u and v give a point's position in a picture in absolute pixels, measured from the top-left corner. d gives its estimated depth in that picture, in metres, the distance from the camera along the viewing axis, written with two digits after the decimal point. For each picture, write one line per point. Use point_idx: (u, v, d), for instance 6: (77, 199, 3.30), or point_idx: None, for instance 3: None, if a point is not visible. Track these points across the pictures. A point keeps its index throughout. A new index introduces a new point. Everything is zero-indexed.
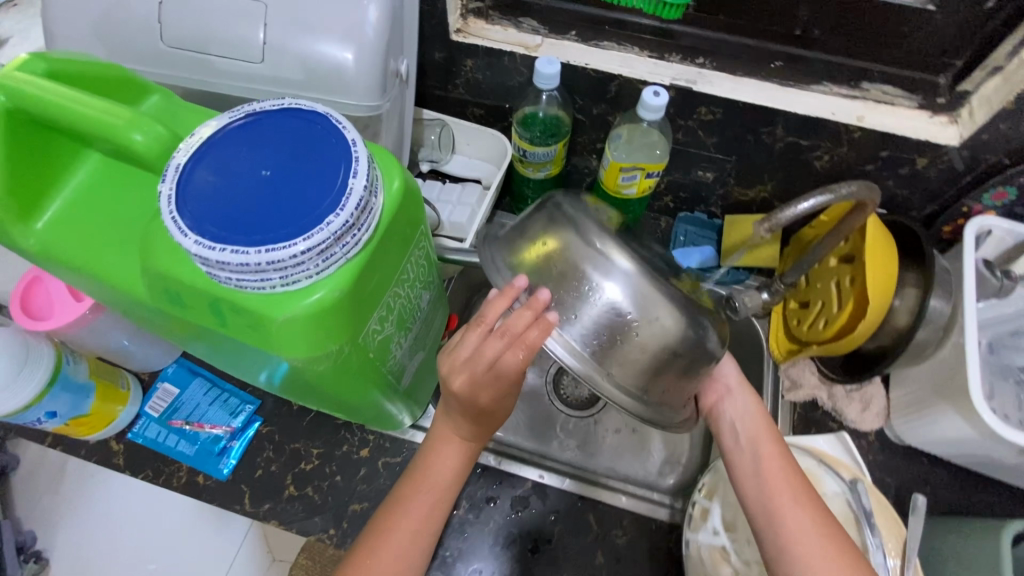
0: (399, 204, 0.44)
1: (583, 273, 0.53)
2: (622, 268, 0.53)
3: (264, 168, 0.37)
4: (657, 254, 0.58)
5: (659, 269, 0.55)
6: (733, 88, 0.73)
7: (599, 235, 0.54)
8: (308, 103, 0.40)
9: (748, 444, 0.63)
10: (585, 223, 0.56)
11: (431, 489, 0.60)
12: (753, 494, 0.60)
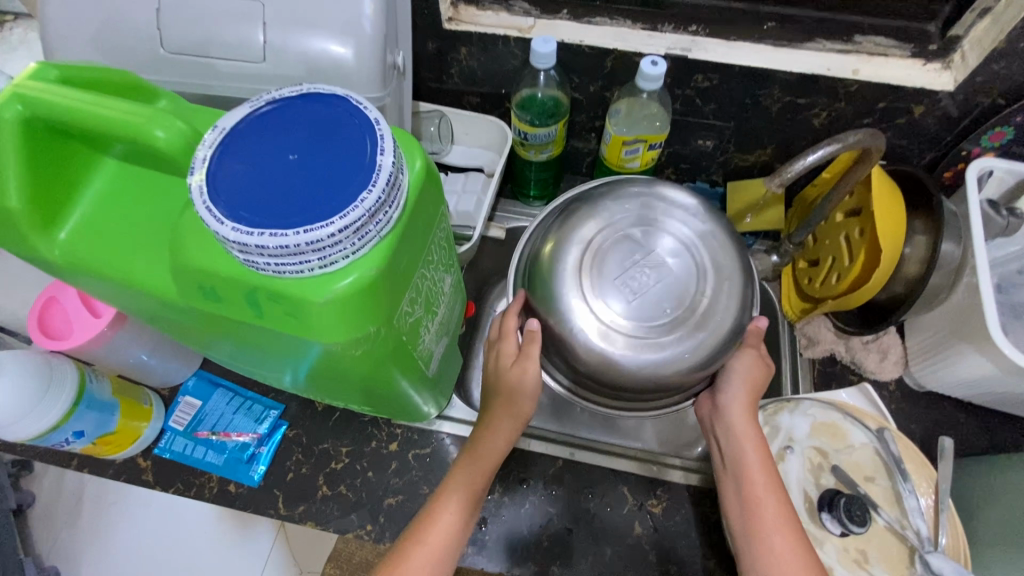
0: (423, 182, 0.44)
1: (550, 281, 0.64)
2: (581, 285, 0.61)
3: (292, 152, 0.38)
4: (657, 266, 0.62)
5: (627, 289, 0.61)
6: (727, 52, 0.74)
7: (584, 244, 0.63)
8: (327, 87, 0.40)
9: (733, 468, 0.63)
10: (581, 233, 0.64)
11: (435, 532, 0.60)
12: (738, 521, 0.61)
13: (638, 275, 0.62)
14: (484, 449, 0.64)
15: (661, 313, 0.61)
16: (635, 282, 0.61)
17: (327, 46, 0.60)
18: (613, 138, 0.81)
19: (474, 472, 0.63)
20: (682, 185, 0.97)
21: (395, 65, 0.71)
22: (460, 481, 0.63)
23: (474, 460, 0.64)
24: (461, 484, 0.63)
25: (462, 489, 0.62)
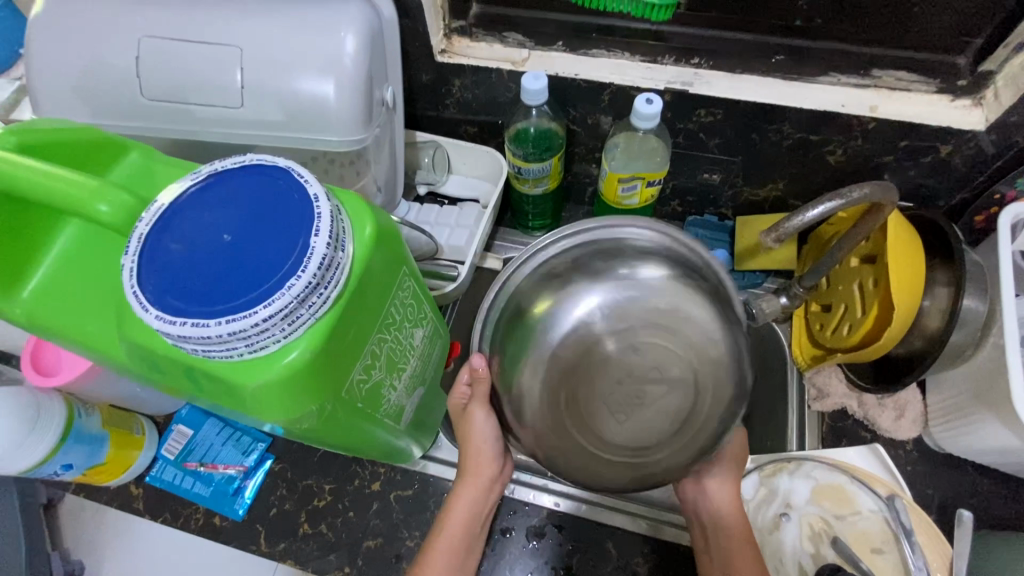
0: (373, 251, 0.42)
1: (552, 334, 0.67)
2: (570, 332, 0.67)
3: (227, 231, 0.36)
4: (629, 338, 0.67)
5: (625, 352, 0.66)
6: (731, 87, 0.69)
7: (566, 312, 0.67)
8: (270, 158, 0.39)
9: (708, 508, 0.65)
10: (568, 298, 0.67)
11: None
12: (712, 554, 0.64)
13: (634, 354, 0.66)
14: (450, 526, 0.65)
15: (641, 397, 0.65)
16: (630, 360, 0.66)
17: (308, 90, 0.60)
18: (609, 176, 0.77)
19: (458, 526, 0.65)
20: (689, 217, 0.92)
21: (382, 101, 0.69)
22: (445, 536, 0.64)
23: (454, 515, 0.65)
24: (444, 539, 0.64)
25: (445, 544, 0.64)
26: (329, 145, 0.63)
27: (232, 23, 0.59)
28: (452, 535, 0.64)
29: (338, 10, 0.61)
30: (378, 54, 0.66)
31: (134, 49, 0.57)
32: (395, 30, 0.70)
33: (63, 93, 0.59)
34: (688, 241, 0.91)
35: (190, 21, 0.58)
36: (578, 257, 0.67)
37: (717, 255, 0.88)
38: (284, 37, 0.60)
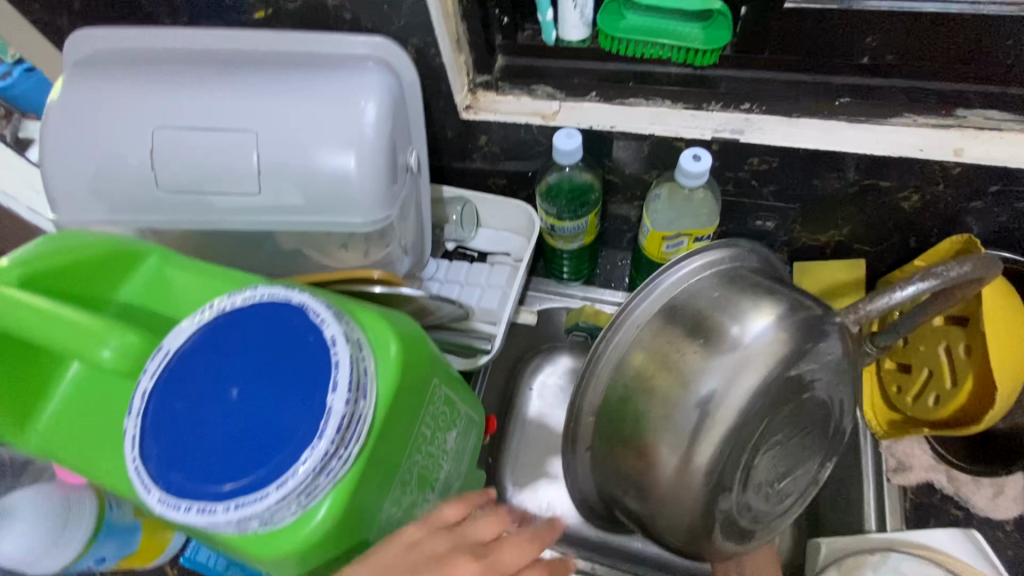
0: (400, 379, 0.37)
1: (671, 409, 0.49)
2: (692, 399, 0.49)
3: (235, 385, 0.33)
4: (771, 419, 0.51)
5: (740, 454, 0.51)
6: (788, 133, 0.63)
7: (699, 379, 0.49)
8: (283, 291, 0.35)
9: None
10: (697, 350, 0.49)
11: None
12: None
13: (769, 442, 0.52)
14: None
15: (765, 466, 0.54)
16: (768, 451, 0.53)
17: (328, 168, 0.56)
18: (650, 234, 0.71)
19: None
20: None
21: (407, 167, 0.66)
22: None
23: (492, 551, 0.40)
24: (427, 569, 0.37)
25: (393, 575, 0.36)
26: (352, 226, 0.59)
27: (247, 108, 0.56)
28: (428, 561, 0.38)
29: (358, 82, 0.58)
30: (400, 123, 0.62)
31: (149, 142, 0.55)
32: (417, 91, 0.65)
33: (78, 190, 0.57)
34: None
35: (207, 107, 0.56)
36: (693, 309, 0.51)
37: None
38: (300, 116, 0.57)
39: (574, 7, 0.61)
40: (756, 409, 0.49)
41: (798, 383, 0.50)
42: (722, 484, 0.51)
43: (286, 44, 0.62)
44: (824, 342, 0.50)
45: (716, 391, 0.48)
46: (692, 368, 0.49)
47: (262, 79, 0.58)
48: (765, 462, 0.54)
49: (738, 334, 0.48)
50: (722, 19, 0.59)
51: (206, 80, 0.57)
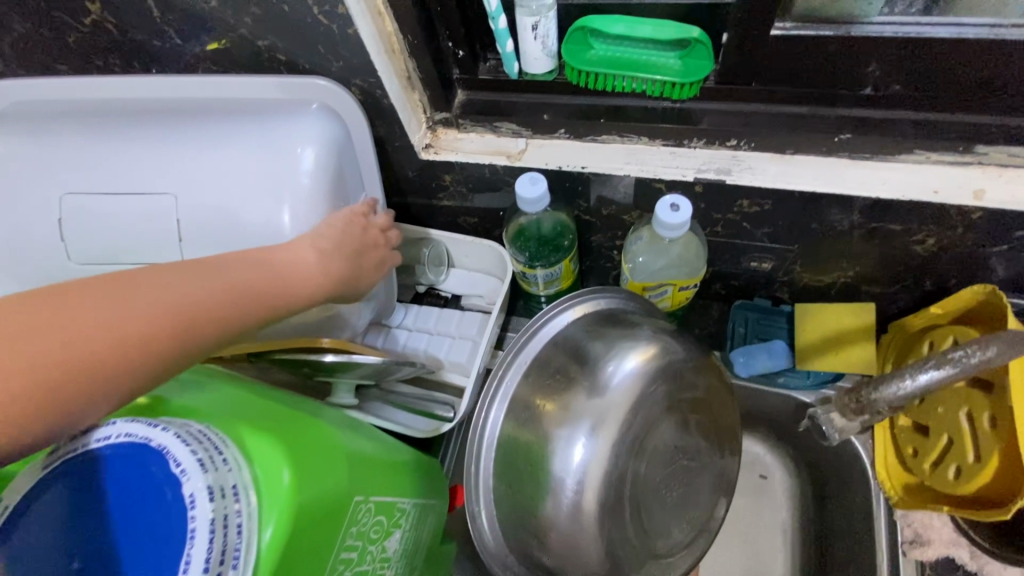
0: (297, 520, 0.31)
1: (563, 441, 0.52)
2: (581, 431, 0.52)
3: (75, 553, 0.27)
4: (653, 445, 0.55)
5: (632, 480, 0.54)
6: (782, 172, 0.55)
7: (584, 410, 0.52)
8: (142, 429, 0.29)
9: None
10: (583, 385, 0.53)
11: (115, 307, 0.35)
12: None
13: (655, 469, 0.56)
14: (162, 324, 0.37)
15: (662, 494, 0.57)
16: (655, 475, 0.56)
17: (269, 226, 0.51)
18: (629, 283, 0.65)
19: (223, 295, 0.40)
20: (736, 300, 0.77)
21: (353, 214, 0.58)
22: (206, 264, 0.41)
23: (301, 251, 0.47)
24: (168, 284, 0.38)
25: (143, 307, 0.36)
26: None
27: (162, 166, 0.51)
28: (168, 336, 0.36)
29: (290, 130, 0.52)
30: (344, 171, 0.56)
31: (56, 211, 0.51)
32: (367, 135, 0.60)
33: None
34: (736, 329, 0.76)
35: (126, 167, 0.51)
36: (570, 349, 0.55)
37: (774, 348, 0.72)
38: (230, 173, 0.51)
39: (534, 38, 0.53)
40: (633, 440, 0.53)
41: (667, 417, 0.55)
42: (617, 515, 0.53)
43: (221, 88, 0.58)
44: (684, 379, 0.56)
45: (594, 423, 0.52)
46: (574, 406, 0.52)
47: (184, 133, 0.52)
48: (658, 491, 0.56)
49: (613, 374, 0.53)
50: (700, 47, 0.51)
51: (117, 133, 0.51)
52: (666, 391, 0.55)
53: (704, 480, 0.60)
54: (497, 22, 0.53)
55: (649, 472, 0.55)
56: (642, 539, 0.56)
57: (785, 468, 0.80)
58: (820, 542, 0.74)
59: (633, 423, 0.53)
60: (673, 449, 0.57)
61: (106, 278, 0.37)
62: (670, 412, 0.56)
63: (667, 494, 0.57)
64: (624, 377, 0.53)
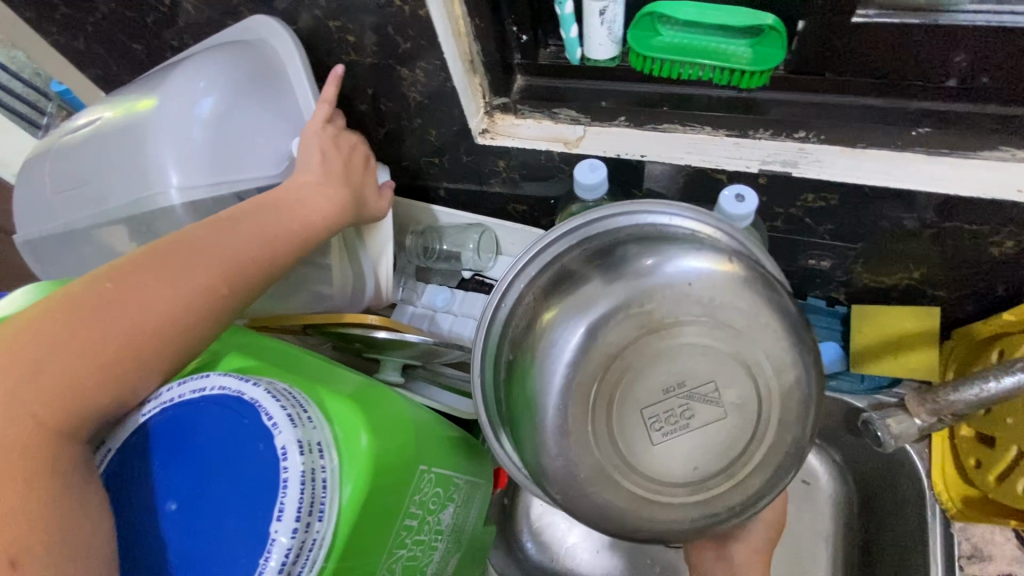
0: (372, 480, 0.32)
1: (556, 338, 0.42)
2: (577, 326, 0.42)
3: (175, 497, 0.28)
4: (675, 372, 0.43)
5: (632, 407, 0.43)
6: (850, 166, 0.54)
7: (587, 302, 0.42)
8: (237, 385, 0.30)
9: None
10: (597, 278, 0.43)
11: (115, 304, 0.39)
12: None
13: (676, 403, 0.43)
14: (149, 292, 0.40)
15: (686, 440, 0.44)
16: (675, 413, 0.43)
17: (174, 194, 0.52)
18: None
19: (179, 306, 0.40)
20: None
21: (285, 159, 0.56)
22: (142, 279, 0.40)
23: (248, 225, 0.46)
24: (109, 310, 0.39)
25: (110, 348, 0.38)
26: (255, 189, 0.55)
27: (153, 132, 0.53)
28: (115, 366, 0.38)
29: (233, 59, 0.55)
30: (250, 116, 0.55)
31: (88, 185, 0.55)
32: (277, 30, 0.57)
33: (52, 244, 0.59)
34: None
35: (79, 168, 0.56)
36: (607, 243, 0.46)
37: (826, 352, 0.70)
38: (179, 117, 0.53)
39: (600, 23, 0.53)
40: (647, 355, 0.42)
41: (707, 347, 0.42)
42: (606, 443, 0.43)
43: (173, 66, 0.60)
44: (749, 309, 0.42)
45: (602, 314, 0.42)
46: (587, 296, 0.43)
47: (104, 136, 0.56)
48: (680, 435, 0.43)
49: (653, 273, 0.42)
50: (774, 34, 0.50)
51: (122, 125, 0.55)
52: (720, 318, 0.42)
53: (769, 456, 0.44)
54: (564, 8, 0.53)
55: (665, 404, 0.43)
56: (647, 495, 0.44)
57: (831, 473, 0.78)
58: (865, 552, 0.72)
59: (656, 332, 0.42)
60: (710, 389, 0.43)
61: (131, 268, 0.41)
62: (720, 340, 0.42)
63: (699, 446, 0.44)
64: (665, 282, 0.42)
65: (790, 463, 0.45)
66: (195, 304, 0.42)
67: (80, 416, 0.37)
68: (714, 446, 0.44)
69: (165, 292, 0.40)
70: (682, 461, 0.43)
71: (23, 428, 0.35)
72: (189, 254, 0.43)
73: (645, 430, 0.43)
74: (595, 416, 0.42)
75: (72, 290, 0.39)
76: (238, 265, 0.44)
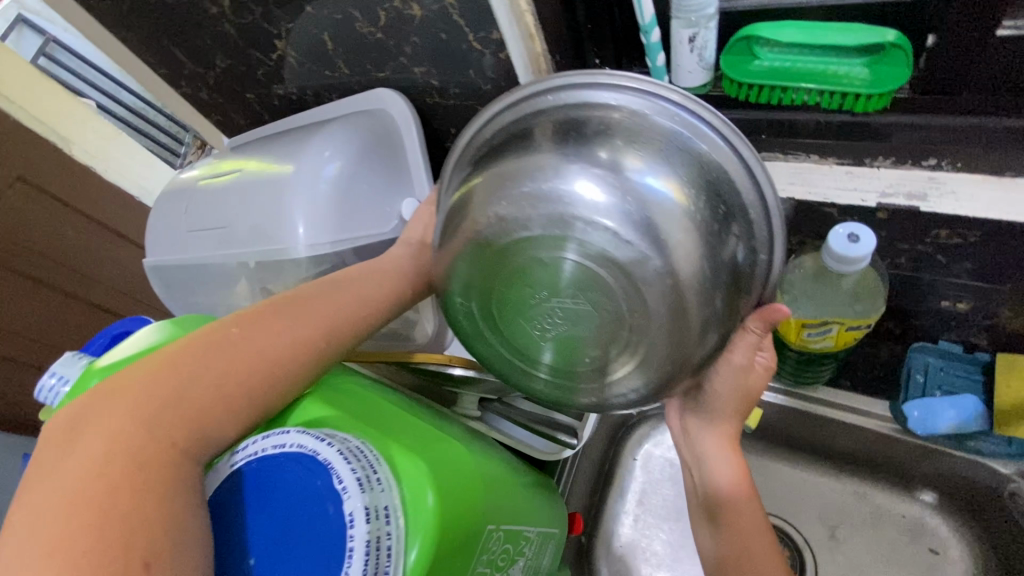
0: (437, 545, 0.32)
1: (460, 221, 0.39)
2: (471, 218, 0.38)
3: (253, 552, 0.30)
4: (567, 278, 0.36)
5: (525, 297, 0.38)
6: (997, 199, 0.46)
7: (485, 191, 0.38)
8: (312, 445, 0.31)
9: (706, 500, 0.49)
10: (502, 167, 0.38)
11: (232, 347, 0.39)
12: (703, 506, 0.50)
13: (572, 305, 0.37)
14: (256, 337, 0.40)
15: (590, 339, 0.39)
16: (569, 312, 0.38)
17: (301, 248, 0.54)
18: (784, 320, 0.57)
19: (291, 355, 0.40)
20: (914, 343, 0.65)
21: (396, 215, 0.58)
22: (260, 328, 0.41)
23: (352, 282, 0.46)
24: (228, 354, 0.39)
25: (231, 385, 0.38)
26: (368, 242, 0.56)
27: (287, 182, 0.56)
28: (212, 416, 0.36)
29: (358, 120, 0.59)
30: (368, 182, 0.57)
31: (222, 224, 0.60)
32: (394, 97, 0.60)
33: (188, 271, 0.65)
34: (912, 375, 0.64)
35: (222, 207, 0.61)
36: (531, 128, 0.40)
37: (963, 406, 0.61)
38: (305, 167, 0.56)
39: (690, 50, 0.49)
40: (535, 238, 0.36)
41: (607, 245, 0.35)
42: (501, 315, 0.41)
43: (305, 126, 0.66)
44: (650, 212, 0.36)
45: (504, 182, 0.37)
46: (489, 178, 0.38)
47: (246, 182, 0.60)
48: (583, 334, 0.38)
49: (573, 162, 0.36)
50: (898, 52, 0.44)
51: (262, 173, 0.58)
52: (630, 225, 0.35)
53: (672, 355, 0.39)
54: (650, 36, 0.50)
55: (541, 301, 0.38)
56: (513, 364, 0.43)
57: (967, 548, 0.66)
58: None
59: (553, 219, 0.35)
60: (604, 298, 0.36)
61: (250, 316, 0.41)
62: (626, 247, 0.35)
63: (597, 345, 0.39)
64: (586, 173, 0.36)
65: (712, 325, 0.39)
66: (302, 356, 0.41)
67: (205, 440, 0.36)
68: (615, 347, 0.38)
69: (277, 342, 0.40)
70: (581, 351, 0.39)
71: (160, 449, 0.33)
72: (299, 309, 0.43)
73: (537, 321, 0.39)
74: (491, 297, 0.40)
75: (196, 337, 0.39)
76: (338, 320, 0.44)
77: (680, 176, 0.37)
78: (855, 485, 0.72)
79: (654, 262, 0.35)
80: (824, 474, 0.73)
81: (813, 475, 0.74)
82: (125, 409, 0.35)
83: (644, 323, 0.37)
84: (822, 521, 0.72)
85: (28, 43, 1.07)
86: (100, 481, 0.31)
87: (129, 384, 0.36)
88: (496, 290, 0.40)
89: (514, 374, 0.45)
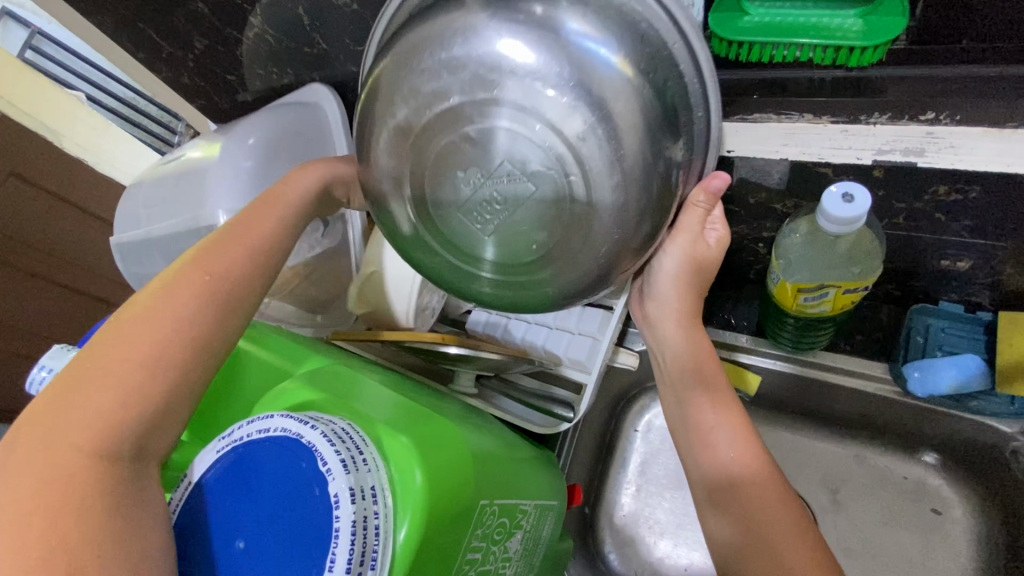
0: (426, 517, 0.32)
1: (389, 112, 0.38)
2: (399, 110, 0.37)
3: (241, 536, 0.30)
4: (507, 152, 0.36)
5: (463, 185, 0.38)
6: (998, 153, 0.44)
7: (406, 77, 0.37)
8: (296, 428, 0.31)
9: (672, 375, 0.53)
10: (418, 40, 0.37)
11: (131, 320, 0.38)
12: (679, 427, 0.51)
13: (511, 181, 0.37)
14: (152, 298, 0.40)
15: (533, 218, 0.38)
16: (508, 191, 0.37)
17: None
18: (780, 283, 0.57)
19: (184, 311, 0.40)
20: (914, 304, 0.66)
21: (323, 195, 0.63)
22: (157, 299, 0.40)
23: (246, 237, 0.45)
24: (125, 335, 0.38)
25: (130, 362, 0.37)
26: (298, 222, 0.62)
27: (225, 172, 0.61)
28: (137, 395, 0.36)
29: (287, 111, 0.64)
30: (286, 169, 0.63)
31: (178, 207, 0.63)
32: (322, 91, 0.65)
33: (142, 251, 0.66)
34: (913, 337, 0.64)
35: (173, 194, 0.65)
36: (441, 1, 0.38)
37: (963, 364, 0.60)
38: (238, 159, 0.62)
39: None
40: (456, 108, 0.36)
41: (532, 104, 0.35)
42: (440, 216, 0.40)
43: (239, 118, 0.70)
44: (580, 70, 0.35)
45: (424, 55, 0.36)
46: (406, 57, 0.37)
47: (192, 170, 0.64)
48: (523, 218, 0.38)
49: (487, 19, 0.35)
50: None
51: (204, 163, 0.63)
52: (553, 79, 0.35)
53: (625, 228, 0.39)
54: None
55: (475, 187, 0.38)
56: (460, 271, 0.43)
57: (969, 506, 0.66)
58: None
59: (477, 82, 0.35)
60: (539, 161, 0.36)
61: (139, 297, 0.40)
62: (559, 109, 0.35)
63: (540, 224, 0.38)
64: (503, 28, 0.35)
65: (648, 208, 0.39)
66: (200, 316, 0.40)
67: (127, 435, 0.35)
68: (559, 223, 0.38)
69: (169, 305, 0.39)
70: (525, 236, 0.39)
71: (74, 456, 0.33)
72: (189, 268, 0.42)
73: (474, 211, 0.39)
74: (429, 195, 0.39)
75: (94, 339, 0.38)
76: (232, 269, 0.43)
77: (600, 25, 0.36)
78: (857, 449, 0.71)
79: (581, 113, 0.35)
80: (825, 438, 0.73)
81: (814, 440, 0.73)
82: (44, 428, 0.34)
83: (586, 188, 0.36)
84: (824, 486, 0.72)
85: (12, 35, 1.03)
86: (18, 504, 0.31)
87: (45, 408, 0.36)
88: (431, 190, 0.39)
89: (461, 284, 0.45)
